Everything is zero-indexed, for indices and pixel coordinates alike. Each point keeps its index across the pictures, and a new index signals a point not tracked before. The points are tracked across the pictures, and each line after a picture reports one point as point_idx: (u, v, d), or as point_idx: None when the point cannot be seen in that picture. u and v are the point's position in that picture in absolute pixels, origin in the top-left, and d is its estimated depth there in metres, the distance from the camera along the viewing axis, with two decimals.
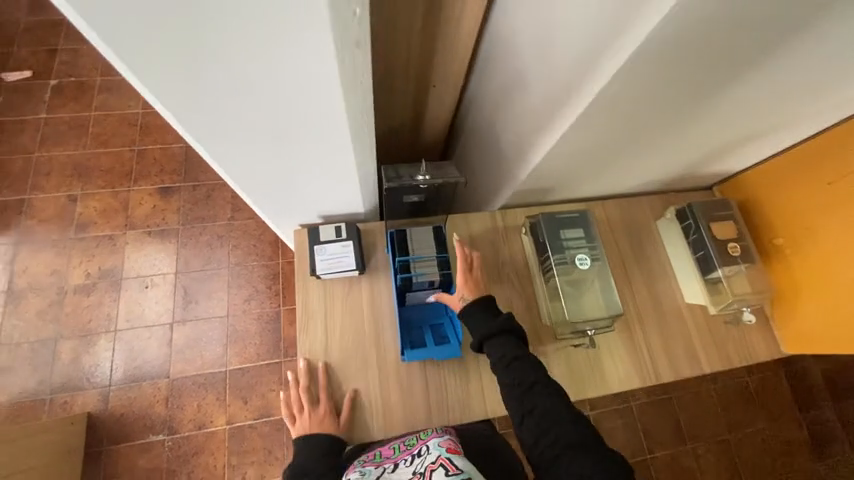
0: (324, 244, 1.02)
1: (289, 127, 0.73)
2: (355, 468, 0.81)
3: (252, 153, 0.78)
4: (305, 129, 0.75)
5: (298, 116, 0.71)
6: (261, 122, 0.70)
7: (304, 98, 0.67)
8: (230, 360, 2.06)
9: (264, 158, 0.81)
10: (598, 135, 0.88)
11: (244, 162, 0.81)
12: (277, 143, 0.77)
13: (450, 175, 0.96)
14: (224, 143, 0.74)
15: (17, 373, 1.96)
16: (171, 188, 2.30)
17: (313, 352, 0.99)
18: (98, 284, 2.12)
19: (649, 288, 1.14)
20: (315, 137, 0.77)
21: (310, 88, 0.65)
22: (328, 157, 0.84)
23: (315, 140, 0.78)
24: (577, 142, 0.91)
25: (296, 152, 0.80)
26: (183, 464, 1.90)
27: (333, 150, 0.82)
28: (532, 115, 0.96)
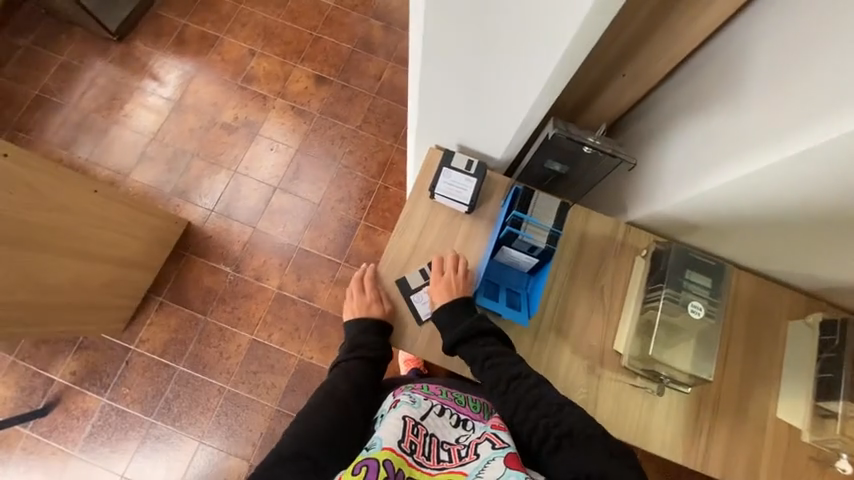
0: (452, 170, 1.06)
1: (498, 55, 0.78)
2: (405, 393, 0.87)
3: (449, 65, 0.85)
4: (509, 63, 0.79)
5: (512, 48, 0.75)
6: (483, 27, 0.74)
7: (531, 32, 0.71)
8: (303, 241, 2.28)
9: (454, 75, 0.87)
10: (798, 187, 0.81)
11: (438, 60, 0.85)
12: (476, 66, 0.82)
13: (620, 151, 0.95)
14: (436, 45, 0.81)
15: (156, 167, 2.37)
16: (325, 79, 2.52)
17: (396, 255, 1.06)
18: (238, 129, 2.44)
19: (747, 377, 1.01)
20: (510, 74, 0.81)
21: (545, 25, 0.69)
22: (507, 92, 0.86)
23: (511, 69, 0.80)
24: (762, 185, 0.85)
25: (484, 81, 0.85)
26: (233, 300, 2.19)
27: (516, 87, 0.84)
28: (726, 138, 0.89)
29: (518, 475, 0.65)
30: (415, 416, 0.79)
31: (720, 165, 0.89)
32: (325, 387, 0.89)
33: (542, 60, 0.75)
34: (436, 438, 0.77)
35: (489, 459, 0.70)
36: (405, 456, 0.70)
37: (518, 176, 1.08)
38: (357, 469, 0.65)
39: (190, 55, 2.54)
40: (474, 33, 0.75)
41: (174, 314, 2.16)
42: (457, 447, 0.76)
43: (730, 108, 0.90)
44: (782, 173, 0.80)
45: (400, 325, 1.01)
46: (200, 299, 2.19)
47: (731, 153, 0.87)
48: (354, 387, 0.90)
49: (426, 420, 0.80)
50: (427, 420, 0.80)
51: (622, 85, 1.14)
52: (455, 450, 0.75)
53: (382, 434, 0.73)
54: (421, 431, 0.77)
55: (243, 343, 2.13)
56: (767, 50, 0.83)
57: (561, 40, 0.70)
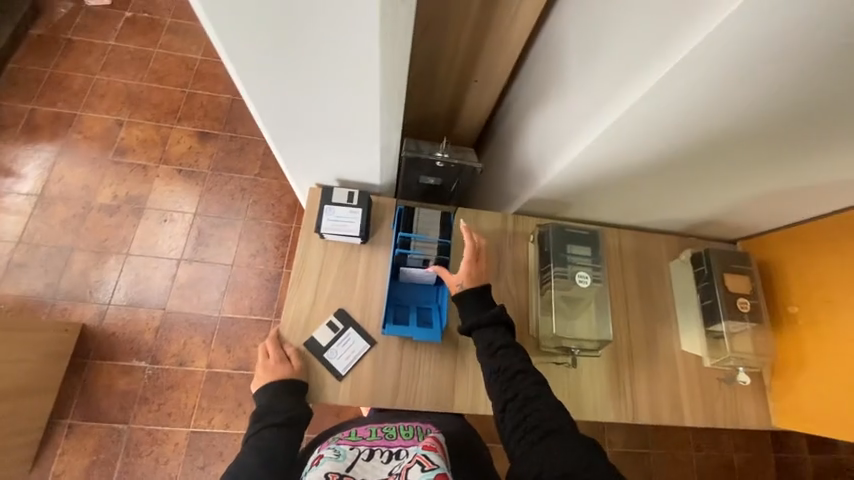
0: (334, 205, 1.04)
1: (327, 87, 0.77)
2: (329, 446, 0.75)
3: (288, 107, 0.83)
4: (343, 94, 0.79)
5: (338, 80, 0.76)
6: (300, 66, 0.73)
7: (346, 63, 0.72)
8: (224, 307, 2.11)
9: (298, 114, 0.85)
10: (628, 149, 0.90)
11: (274, 105, 0.83)
12: (314, 101, 0.81)
13: (467, 160, 1.00)
14: (264, 90, 0.79)
15: (29, 272, 2.06)
16: (209, 134, 2.39)
17: (298, 306, 1.01)
18: (121, 207, 2.21)
19: (648, 326, 1.10)
20: (347, 102, 0.81)
21: (353, 53, 0.69)
22: (353, 119, 0.86)
23: (346, 98, 0.80)
24: (601, 155, 0.93)
25: (328, 115, 0.85)
26: (158, 395, 1.95)
27: (359, 113, 0.84)
28: (564, 121, 0.96)
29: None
30: (339, 470, 0.67)
31: (565, 145, 0.96)
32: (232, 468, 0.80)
33: (369, 85, 0.76)
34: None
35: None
36: None
37: (400, 196, 1.10)
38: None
39: (44, 141, 2.27)
40: (296, 74, 0.75)
41: (90, 433, 1.87)
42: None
43: (560, 93, 0.98)
44: (610, 143, 0.88)
45: (317, 377, 0.95)
46: (117, 405, 1.92)
47: (569, 134, 0.95)
48: (263, 459, 0.82)
49: (352, 470, 0.68)
50: (355, 469, 0.69)
51: (479, 87, 1.22)
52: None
53: None
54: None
55: (181, 439, 1.90)
56: (574, 37, 0.92)
57: (376, 64, 0.71)
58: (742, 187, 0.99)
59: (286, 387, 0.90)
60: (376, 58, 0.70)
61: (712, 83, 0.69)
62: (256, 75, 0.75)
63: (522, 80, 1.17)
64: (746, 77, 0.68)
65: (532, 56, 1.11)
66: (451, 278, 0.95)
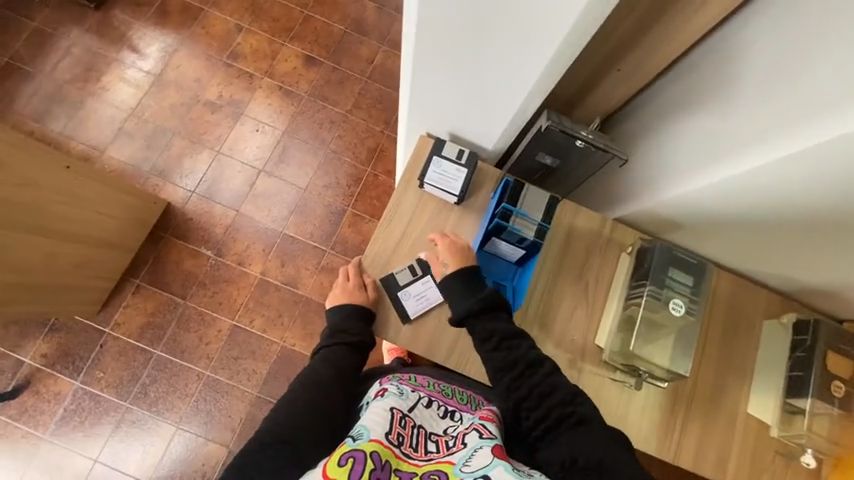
0: (442, 158, 1.04)
1: (496, 39, 0.76)
2: (392, 382, 0.79)
3: (448, 47, 0.82)
4: (511, 51, 0.77)
5: (516, 34, 0.74)
6: (482, 11, 0.72)
7: (532, 16, 0.70)
8: (288, 226, 2.23)
9: (452, 60, 0.84)
10: (780, 188, 0.84)
11: (432, 46, 0.83)
12: (478, 50, 0.80)
13: (613, 148, 0.93)
14: (431, 28, 0.79)
15: (135, 143, 2.26)
16: (315, 60, 2.44)
17: (383, 243, 1.04)
18: (222, 107, 2.35)
19: (720, 376, 1.04)
20: (507, 60, 0.80)
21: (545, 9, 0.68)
22: (502, 79, 0.84)
23: (508, 56, 0.79)
24: (748, 187, 0.87)
25: (484, 68, 0.84)
26: (214, 284, 2.14)
27: (513, 74, 0.82)
28: (714, 140, 0.90)
29: (506, 465, 0.59)
30: (402, 409, 0.71)
31: (711, 165, 0.91)
32: (304, 372, 0.86)
33: (544, 49, 0.74)
34: (423, 430, 0.70)
35: (475, 448, 0.63)
36: (393, 448, 0.62)
37: (508, 168, 1.06)
38: (342, 461, 0.57)
39: (172, 27, 2.42)
40: (478, 16, 0.73)
41: (153, 296, 2.10)
42: (444, 439, 0.69)
43: (720, 110, 0.90)
44: (771, 176, 0.83)
45: (384, 313, 0.99)
46: (179, 283, 2.13)
47: (720, 154, 0.89)
48: (333, 370, 0.88)
49: (413, 413, 0.72)
50: (415, 412, 0.72)
51: (618, 80, 1.11)
52: (442, 442, 0.68)
53: (367, 424, 0.65)
54: (408, 423, 0.69)
55: (224, 328, 2.09)
56: (756, 53, 0.83)
57: (565, 29, 0.69)
58: None
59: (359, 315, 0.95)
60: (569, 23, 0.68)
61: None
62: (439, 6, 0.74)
63: (661, 83, 1.08)
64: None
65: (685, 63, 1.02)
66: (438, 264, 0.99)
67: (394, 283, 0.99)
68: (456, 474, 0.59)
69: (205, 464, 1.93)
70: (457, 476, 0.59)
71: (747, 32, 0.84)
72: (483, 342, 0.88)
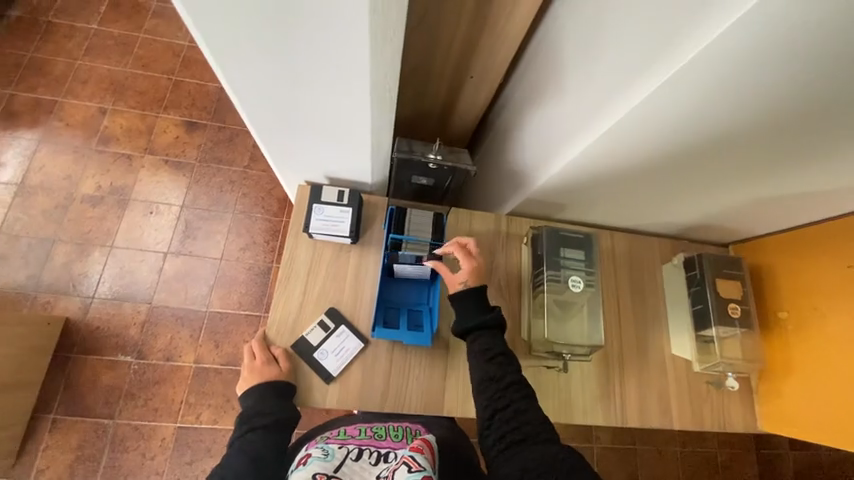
0: (324, 204, 1.01)
1: (318, 90, 0.76)
2: (317, 445, 0.75)
3: (273, 101, 0.80)
4: (331, 93, 0.76)
5: (326, 78, 0.73)
6: (291, 70, 0.71)
7: (338, 66, 0.70)
8: (213, 302, 2.08)
9: (284, 111, 0.82)
10: (621, 157, 0.90)
11: (264, 107, 0.82)
12: (301, 98, 0.78)
13: (460, 163, 0.97)
14: (252, 92, 0.78)
15: (8, 263, 2.00)
16: (197, 124, 2.33)
17: (285, 309, 0.98)
18: (105, 198, 2.15)
19: (639, 330, 1.10)
20: (338, 106, 0.80)
21: (346, 57, 0.68)
22: (344, 122, 0.84)
23: (337, 102, 0.79)
24: (596, 162, 0.92)
25: (317, 112, 0.82)
26: (144, 389, 1.92)
27: (351, 117, 0.82)
28: (555, 127, 0.96)
29: None
30: (327, 470, 0.68)
31: (560, 149, 0.95)
32: (217, 471, 0.79)
33: (358, 85, 0.74)
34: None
35: None
36: None
37: (393, 194, 1.07)
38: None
39: (23, 128, 2.19)
40: (288, 75, 0.73)
41: (73, 427, 1.84)
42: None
43: (560, 95, 0.95)
44: (608, 150, 0.88)
45: (305, 379, 0.93)
46: (102, 401, 1.89)
47: (565, 137, 0.93)
48: (249, 462, 0.80)
49: (340, 470, 0.69)
50: (343, 469, 0.70)
51: (475, 85, 1.19)
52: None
53: None
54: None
55: (168, 434, 1.88)
56: (576, 36, 0.88)
57: (366, 65, 0.69)
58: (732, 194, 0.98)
59: (272, 392, 0.88)
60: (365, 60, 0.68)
61: (698, 104, 0.71)
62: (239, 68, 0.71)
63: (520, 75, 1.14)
64: (722, 106, 0.70)
65: (530, 53, 1.08)
66: (453, 276, 0.93)
67: (307, 345, 0.95)
68: None
69: None
70: None
71: (564, 22, 0.93)
72: (480, 354, 0.86)
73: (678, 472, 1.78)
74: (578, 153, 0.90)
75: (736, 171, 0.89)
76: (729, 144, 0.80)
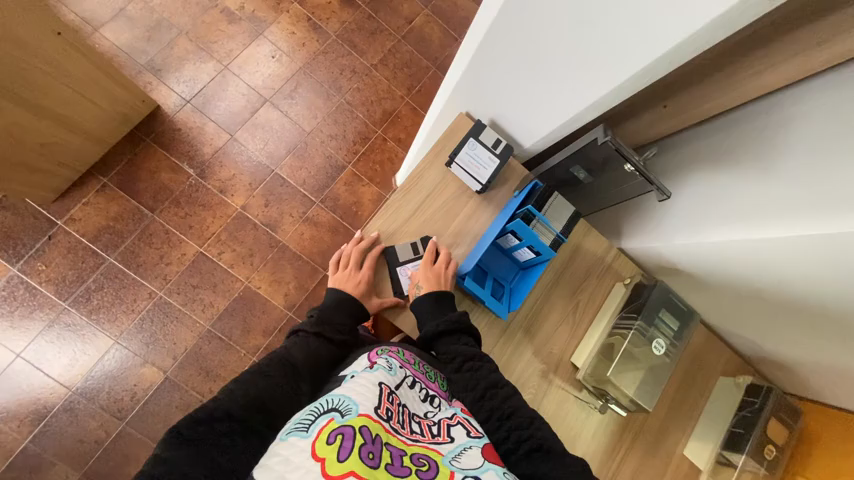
0: (478, 142, 0.99)
1: (575, 43, 0.75)
2: (381, 355, 0.74)
3: (532, 18, 0.78)
4: (587, 54, 0.75)
5: (602, 33, 0.71)
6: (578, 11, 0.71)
7: (620, 37, 0.69)
8: (282, 166, 2.12)
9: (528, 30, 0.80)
10: (783, 266, 0.86)
11: (515, 21, 0.81)
12: (559, 37, 0.77)
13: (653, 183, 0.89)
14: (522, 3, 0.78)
15: (134, 29, 2.03)
16: (352, 1, 2.29)
17: (393, 214, 0.99)
18: (242, 21, 2.15)
19: (670, 415, 1.11)
20: (575, 68, 0.79)
21: (634, 37, 0.67)
22: (562, 87, 0.84)
23: (578, 66, 0.78)
24: (750, 255, 0.90)
25: (554, 60, 0.81)
26: (189, 205, 2.00)
27: (574, 86, 0.82)
28: (727, 205, 0.91)
29: (497, 469, 0.58)
30: (390, 385, 0.67)
31: (722, 223, 0.92)
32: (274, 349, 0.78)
33: (618, 66, 0.72)
34: (407, 409, 0.66)
35: (464, 446, 0.62)
36: (382, 422, 0.58)
37: (538, 173, 1.05)
38: (331, 437, 0.53)
39: None
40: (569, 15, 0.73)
41: (118, 201, 1.93)
42: (427, 424, 0.66)
43: (749, 176, 0.87)
44: (775, 253, 0.85)
45: (379, 284, 0.96)
46: (151, 194, 1.97)
47: (734, 217, 0.90)
48: (306, 354, 0.79)
49: (400, 390, 0.68)
50: (401, 390, 0.68)
51: None
52: (426, 425, 0.65)
53: (354, 395, 0.61)
54: (395, 400, 0.65)
55: (189, 253, 1.97)
56: (803, 131, 0.76)
57: (646, 56, 0.67)
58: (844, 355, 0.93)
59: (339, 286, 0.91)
60: (651, 53, 0.66)
61: None
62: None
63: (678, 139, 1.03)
64: None
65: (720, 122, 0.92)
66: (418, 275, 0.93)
67: (393, 258, 0.96)
68: (445, 464, 0.57)
69: (137, 385, 1.82)
70: (447, 467, 0.56)
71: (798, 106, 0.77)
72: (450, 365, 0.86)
73: None
74: (742, 239, 0.87)
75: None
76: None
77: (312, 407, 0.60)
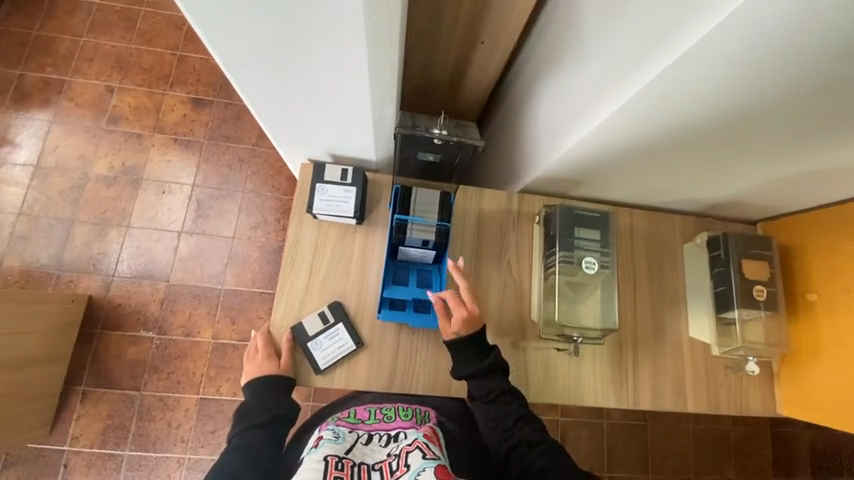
0: (327, 184, 0.98)
1: (320, 81, 0.76)
2: (328, 427, 0.78)
3: (278, 91, 0.80)
4: (333, 79, 0.75)
5: (323, 62, 0.71)
6: (293, 64, 0.72)
7: (335, 56, 0.69)
8: (228, 279, 2.11)
9: (275, 70, 0.74)
10: (643, 135, 0.84)
11: (274, 102, 0.84)
12: (307, 87, 0.78)
13: (468, 137, 0.92)
14: (261, 88, 0.79)
15: (33, 244, 2.06)
16: (203, 101, 2.29)
17: (291, 290, 0.97)
18: (119, 177, 2.17)
19: (655, 312, 1.06)
20: (340, 95, 0.79)
21: (341, 46, 0.67)
22: (348, 112, 0.84)
23: (338, 91, 0.78)
24: (626, 131, 0.83)
25: (323, 101, 0.82)
26: (166, 364, 2.00)
27: (353, 105, 0.82)
28: (568, 107, 0.91)
29: None
30: (339, 453, 0.70)
31: (572, 125, 0.90)
32: (216, 471, 0.78)
33: (359, 70, 0.72)
34: (364, 465, 0.69)
35: (418, 471, 0.62)
36: None
37: (398, 171, 1.03)
38: None
39: (35, 109, 2.20)
40: (292, 70, 0.74)
41: (103, 398, 1.94)
42: (387, 466, 0.68)
43: (576, 70, 0.88)
44: (636, 120, 0.79)
45: (298, 365, 0.94)
46: (128, 374, 1.97)
47: (581, 110, 0.86)
48: (249, 457, 0.80)
49: (351, 452, 0.71)
50: (354, 451, 0.71)
51: (487, 51, 1.13)
52: (386, 467, 0.68)
53: None
54: (347, 465, 0.67)
55: (191, 405, 1.96)
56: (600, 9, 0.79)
57: (363, 48, 0.67)
58: (759, 172, 0.92)
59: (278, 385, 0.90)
60: (364, 46, 0.66)
61: (722, 82, 0.66)
62: (208, 8, 0.60)
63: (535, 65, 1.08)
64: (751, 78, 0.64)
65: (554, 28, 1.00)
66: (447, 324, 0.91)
67: (301, 331, 0.94)
68: None
69: None
70: None
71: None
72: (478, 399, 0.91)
73: (705, 428, 1.79)
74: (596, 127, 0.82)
75: (794, 136, 0.77)
76: (782, 106, 0.69)
77: None
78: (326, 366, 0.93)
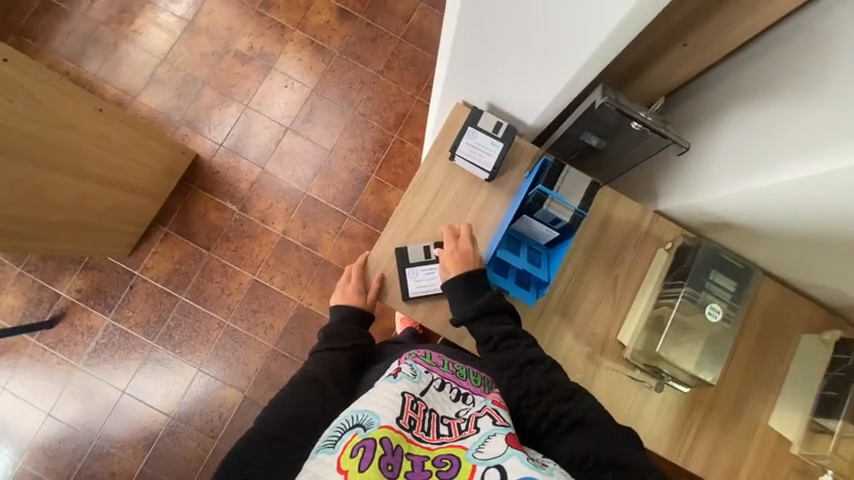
0: (478, 130, 0.98)
1: (539, 34, 0.75)
2: (407, 362, 0.82)
3: (488, 31, 0.79)
4: (554, 38, 0.74)
5: (557, 17, 0.69)
6: (526, 8, 0.71)
7: (577, 15, 0.67)
8: (312, 187, 2.22)
9: (502, 9, 0.73)
10: (833, 208, 0.77)
11: (474, 39, 0.83)
12: (521, 35, 0.77)
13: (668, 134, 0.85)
14: (472, 21, 0.79)
15: (166, 91, 2.25)
16: (349, 14, 2.33)
17: (406, 216, 1.01)
18: (254, 59, 2.29)
19: (745, 385, 1.00)
20: (548, 53, 0.78)
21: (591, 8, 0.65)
22: (542, 72, 0.83)
23: (549, 49, 0.77)
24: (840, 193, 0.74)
25: (525, 53, 0.80)
26: (237, 239, 2.17)
27: (552, 69, 0.81)
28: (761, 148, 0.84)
29: (521, 455, 0.62)
30: (414, 392, 0.74)
31: (758, 168, 0.83)
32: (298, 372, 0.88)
33: (588, 37, 0.70)
34: (435, 414, 0.73)
35: (489, 435, 0.66)
36: (404, 432, 0.65)
37: (549, 147, 0.99)
38: (354, 452, 0.61)
39: None
40: (520, 14, 0.72)
41: (178, 246, 2.16)
42: (457, 422, 0.71)
43: (787, 112, 0.80)
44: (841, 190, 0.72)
45: (391, 282, 0.99)
46: (204, 234, 2.17)
47: (779, 157, 0.80)
48: (328, 366, 0.89)
49: (425, 396, 0.75)
50: (427, 396, 0.75)
51: None
52: (455, 424, 0.71)
53: (378, 410, 0.68)
54: (420, 407, 0.72)
55: (245, 282, 2.14)
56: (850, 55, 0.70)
57: (613, 20, 0.65)
58: None
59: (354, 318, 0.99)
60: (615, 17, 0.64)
61: None
62: None
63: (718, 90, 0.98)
64: None
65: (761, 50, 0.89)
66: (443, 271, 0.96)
67: (403, 255, 0.98)
68: (468, 459, 0.62)
69: (222, 405, 2.04)
70: (470, 461, 0.62)
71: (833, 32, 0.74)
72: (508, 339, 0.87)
73: None
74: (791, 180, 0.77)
75: None
76: None
77: (339, 424, 0.68)
78: (413, 296, 0.97)
